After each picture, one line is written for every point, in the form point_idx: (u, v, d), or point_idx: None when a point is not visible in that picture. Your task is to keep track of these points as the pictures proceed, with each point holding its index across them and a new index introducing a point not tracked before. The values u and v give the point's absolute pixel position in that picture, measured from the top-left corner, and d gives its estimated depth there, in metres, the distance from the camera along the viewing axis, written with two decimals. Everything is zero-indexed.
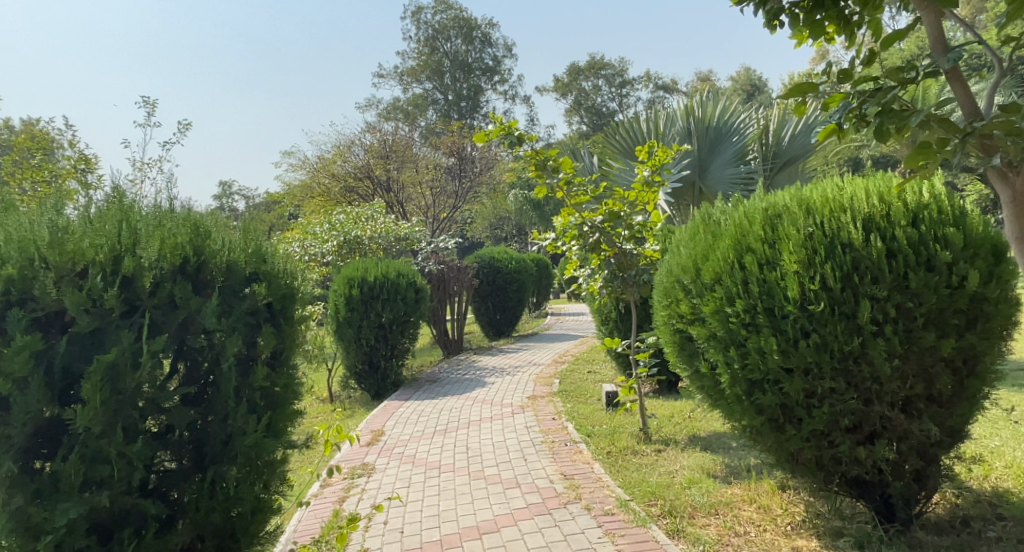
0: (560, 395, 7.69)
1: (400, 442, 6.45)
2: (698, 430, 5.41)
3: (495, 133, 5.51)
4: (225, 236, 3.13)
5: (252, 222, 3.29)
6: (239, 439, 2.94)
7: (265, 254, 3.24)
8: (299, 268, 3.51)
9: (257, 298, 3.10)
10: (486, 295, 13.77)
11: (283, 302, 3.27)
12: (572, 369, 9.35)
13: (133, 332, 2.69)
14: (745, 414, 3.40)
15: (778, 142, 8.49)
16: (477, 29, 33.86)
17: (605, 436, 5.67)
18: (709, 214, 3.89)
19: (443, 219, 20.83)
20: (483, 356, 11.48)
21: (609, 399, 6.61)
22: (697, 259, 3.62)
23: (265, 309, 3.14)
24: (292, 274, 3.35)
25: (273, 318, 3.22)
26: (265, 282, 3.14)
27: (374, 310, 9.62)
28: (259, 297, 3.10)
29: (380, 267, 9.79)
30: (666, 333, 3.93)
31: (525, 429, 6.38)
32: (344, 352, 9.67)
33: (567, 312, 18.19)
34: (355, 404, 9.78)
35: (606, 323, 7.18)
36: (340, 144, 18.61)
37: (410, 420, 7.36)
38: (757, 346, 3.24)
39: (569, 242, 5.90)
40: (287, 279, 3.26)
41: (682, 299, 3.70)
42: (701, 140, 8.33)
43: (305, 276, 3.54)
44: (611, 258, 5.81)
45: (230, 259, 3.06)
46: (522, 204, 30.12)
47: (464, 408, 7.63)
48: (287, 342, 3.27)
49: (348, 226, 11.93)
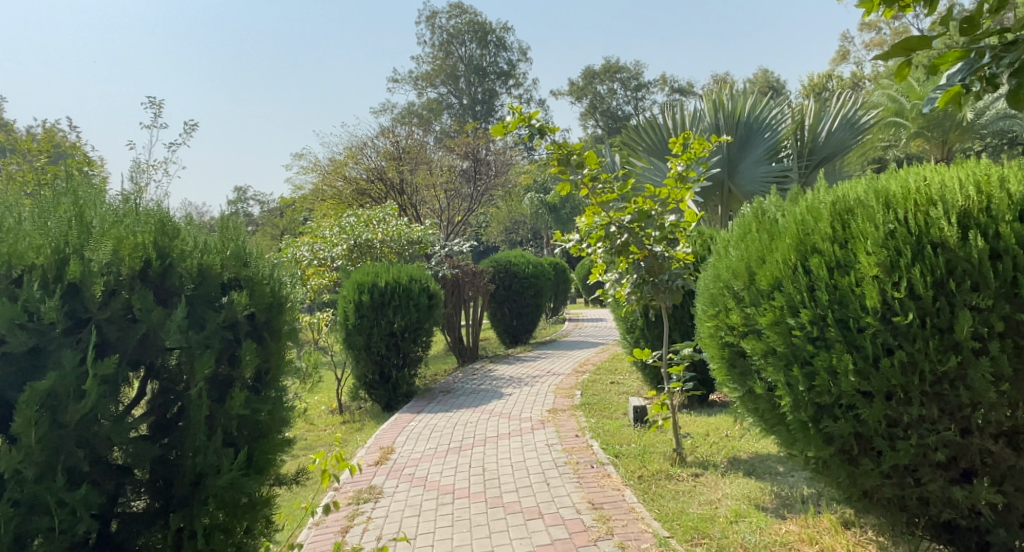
0: (583, 409, 7.16)
1: (411, 462, 5.97)
2: (738, 452, 4.88)
3: (514, 124, 5.02)
4: (197, 236, 2.69)
5: (231, 219, 2.84)
6: (211, 479, 2.51)
7: (246, 257, 2.80)
8: (290, 274, 3.06)
9: (235, 310, 2.65)
10: (502, 301, 13.33)
11: (270, 313, 2.82)
12: (594, 379, 8.80)
13: (80, 351, 2.24)
14: (811, 443, 2.90)
15: (814, 138, 7.95)
16: (492, 34, 33.57)
17: (635, 457, 5.17)
18: (763, 209, 3.38)
19: (458, 223, 20.39)
20: (500, 364, 10.97)
21: (638, 416, 6.11)
22: (751, 262, 3.12)
23: (245, 322, 2.70)
24: (279, 281, 2.90)
25: (256, 332, 2.77)
26: (245, 290, 2.70)
27: (385, 317, 9.14)
28: (238, 307, 2.65)
29: (392, 273, 9.33)
30: (713, 346, 3.44)
31: (546, 448, 5.87)
32: (354, 361, 9.24)
33: (586, 317, 17.67)
34: (365, 416, 9.33)
35: (632, 332, 6.72)
36: (352, 146, 18.25)
37: (423, 436, 6.90)
38: (827, 366, 2.74)
39: (594, 245, 5.39)
40: (271, 286, 2.81)
41: (733, 307, 3.20)
42: (731, 134, 7.78)
43: (296, 284, 3.08)
44: (641, 262, 5.30)
45: (202, 262, 2.61)
46: (537, 207, 29.68)
47: (480, 423, 7.13)
48: (273, 360, 2.82)
49: (358, 229, 11.46)
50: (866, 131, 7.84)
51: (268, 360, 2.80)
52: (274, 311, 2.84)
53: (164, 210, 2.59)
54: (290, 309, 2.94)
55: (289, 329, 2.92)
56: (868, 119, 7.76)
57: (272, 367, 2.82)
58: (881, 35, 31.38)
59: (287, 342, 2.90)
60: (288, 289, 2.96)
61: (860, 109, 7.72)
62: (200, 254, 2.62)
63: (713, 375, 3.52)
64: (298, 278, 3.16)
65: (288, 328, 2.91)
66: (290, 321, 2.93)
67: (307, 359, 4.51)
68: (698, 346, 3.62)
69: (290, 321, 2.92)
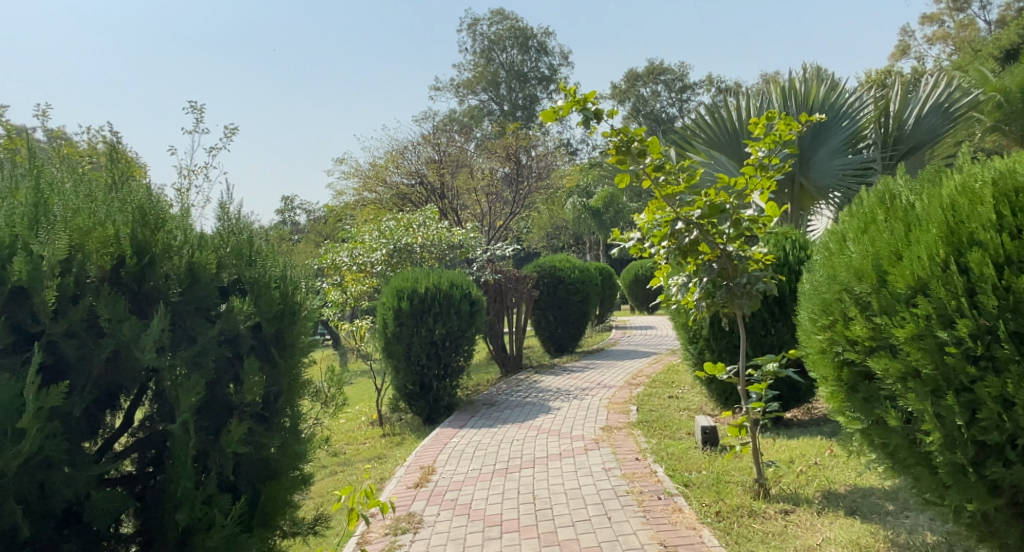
0: (641, 427, 6.52)
1: (453, 485, 5.40)
2: (832, 485, 4.35)
3: (567, 109, 4.43)
4: (184, 229, 2.45)
5: (232, 218, 2.65)
6: (200, 535, 2.22)
7: (244, 251, 2.61)
8: (300, 274, 2.85)
9: (236, 319, 2.42)
10: (547, 307, 12.72)
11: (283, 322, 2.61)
12: (649, 394, 8.14)
13: (18, 375, 1.99)
14: (967, 493, 2.29)
15: (899, 126, 7.28)
16: (533, 39, 33.17)
17: (708, 487, 4.60)
18: (887, 191, 2.73)
19: (500, 227, 19.82)
20: (545, 375, 10.37)
21: (708, 438, 5.51)
22: (881, 259, 2.47)
23: (248, 334, 2.46)
24: (290, 286, 2.69)
25: (264, 344, 2.55)
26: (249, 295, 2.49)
27: (426, 324, 8.63)
28: (239, 315, 2.44)
29: (433, 278, 8.81)
30: (823, 365, 2.81)
31: (603, 473, 5.25)
32: (393, 372, 8.74)
33: (634, 325, 17.00)
34: (405, 429, 8.85)
35: (696, 341, 6.39)
36: (392, 151, 17.93)
37: (465, 455, 6.32)
38: (998, 395, 2.12)
39: (657, 245, 4.73)
40: (278, 293, 2.60)
41: (855, 316, 2.56)
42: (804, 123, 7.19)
43: (310, 286, 2.88)
44: (713, 263, 4.67)
45: (192, 260, 2.40)
46: (580, 211, 29.02)
47: (528, 441, 6.52)
48: (282, 381, 2.57)
49: (398, 234, 10.97)
50: (959, 118, 7.16)
51: (275, 379, 2.55)
52: (286, 318, 2.63)
53: (144, 197, 2.35)
54: (305, 316, 2.73)
55: (304, 340, 2.70)
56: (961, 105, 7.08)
57: (281, 390, 2.57)
58: (944, 28, 30.19)
59: (297, 356, 2.66)
60: (301, 293, 2.76)
61: (952, 94, 7.05)
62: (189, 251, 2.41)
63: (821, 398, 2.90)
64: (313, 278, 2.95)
65: (302, 339, 2.69)
66: (306, 331, 2.73)
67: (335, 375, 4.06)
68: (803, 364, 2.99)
69: (308, 329, 2.73)
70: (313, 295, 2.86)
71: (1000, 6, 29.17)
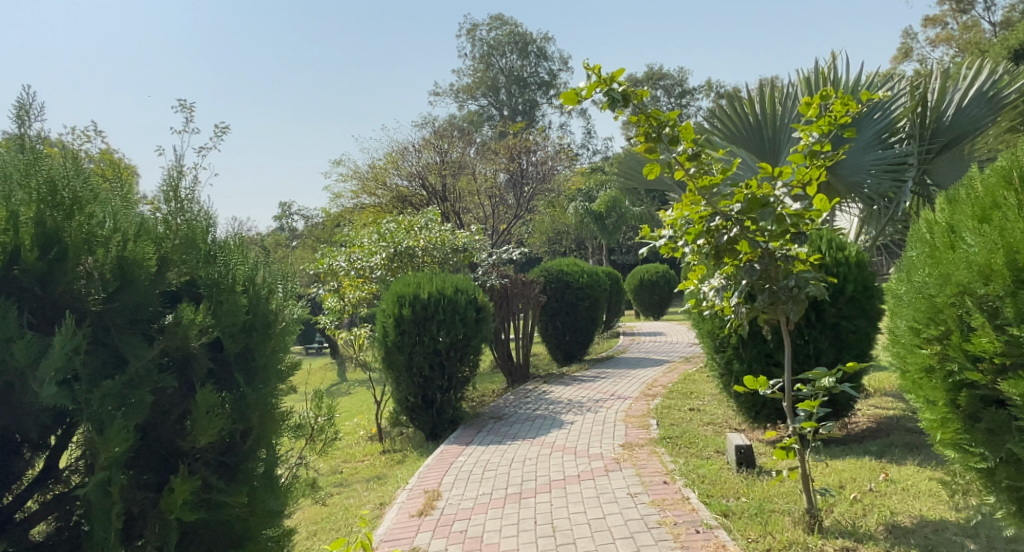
0: (665, 445, 6.00)
1: (461, 514, 4.91)
2: (895, 517, 3.90)
3: (590, 90, 3.91)
4: (112, 215, 2.42)
5: (173, 207, 2.63)
6: None
7: (194, 245, 2.62)
8: (265, 277, 2.88)
9: (185, 335, 2.46)
10: (554, 313, 12.22)
11: (255, 333, 2.67)
12: (668, 405, 7.63)
13: None
14: None
15: (938, 116, 6.78)
16: (532, 44, 32.72)
17: (752, 519, 4.12)
18: (1003, 171, 2.83)
19: (504, 230, 19.30)
20: (555, 385, 9.84)
21: (743, 459, 4.99)
22: (1016, 253, 2.59)
23: (202, 354, 2.51)
24: (258, 294, 2.74)
25: (237, 360, 2.62)
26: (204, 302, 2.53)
27: (429, 332, 8.09)
28: (188, 321, 2.46)
29: (436, 283, 8.31)
30: (939, 390, 2.98)
31: (629, 500, 4.74)
32: (394, 384, 8.20)
33: (642, 331, 16.47)
34: (407, 445, 8.36)
35: (723, 351, 5.96)
36: (392, 152, 17.42)
37: (473, 476, 5.81)
38: None
39: (691, 244, 4.19)
40: (235, 307, 2.60)
41: (983, 325, 2.71)
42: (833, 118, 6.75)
43: (279, 289, 2.93)
44: (754, 264, 4.12)
45: (122, 254, 2.38)
46: (583, 216, 28.45)
47: (542, 461, 5.97)
48: (254, 420, 2.62)
49: (398, 236, 10.43)
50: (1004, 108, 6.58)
51: (246, 415, 2.60)
52: (262, 332, 2.71)
53: (59, 179, 2.32)
54: (278, 331, 2.80)
55: (281, 362, 2.80)
56: (1008, 93, 6.50)
57: (253, 431, 2.62)
58: (947, 31, 29.81)
59: (275, 378, 2.75)
60: (269, 303, 2.80)
61: (997, 80, 6.50)
62: (124, 244, 2.39)
63: (928, 421, 3.11)
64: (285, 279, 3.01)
65: (283, 358, 2.81)
66: (286, 349, 2.84)
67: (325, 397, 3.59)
68: (909, 378, 3.16)
69: (283, 343, 2.83)
70: (284, 303, 2.91)
71: (1005, 7, 28.87)
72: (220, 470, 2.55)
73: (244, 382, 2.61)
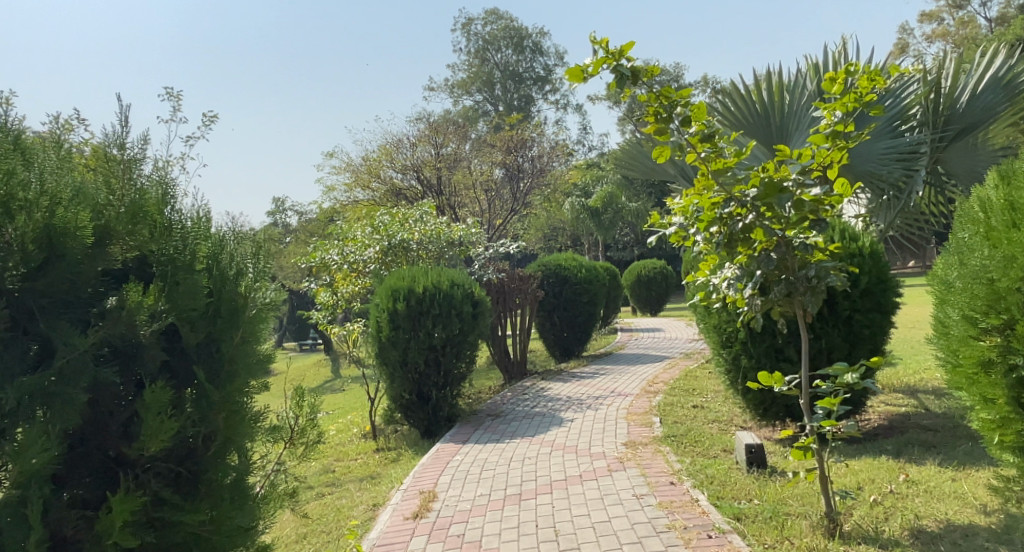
0: (670, 443, 5.77)
1: (456, 517, 4.67)
2: (920, 521, 3.67)
3: (597, 66, 3.65)
4: (43, 175, 2.26)
5: (115, 171, 2.47)
6: None
7: (141, 215, 2.46)
8: (233, 256, 2.74)
9: (133, 319, 2.30)
10: (552, 309, 11.99)
11: (220, 319, 2.56)
12: (671, 402, 7.40)
13: None
14: None
15: (952, 104, 6.54)
16: (528, 39, 32.39)
17: (766, 523, 3.88)
18: None
19: (500, 225, 19.05)
20: (554, 381, 9.61)
21: (753, 459, 4.75)
22: None
23: (153, 345, 2.38)
24: (219, 273, 2.60)
25: (201, 350, 2.52)
26: (156, 283, 2.39)
27: (424, 327, 7.85)
28: (131, 299, 2.30)
29: (431, 277, 8.06)
30: (997, 374, 3.18)
31: (635, 502, 4.50)
32: (388, 380, 7.93)
33: (640, 327, 16.25)
34: (401, 443, 8.12)
35: (731, 346, 5.73)
36: (386, 145, 17.13)
37: (470, 476, 5.57)
38: None
39: (703, 232, 3.96)
40: (190, 287, 2.45)
41: None
42: None
43: (251, 268, 2.79)
44: (771, 254, 3.90)
45: (55, 222, 2.22)
46: (579, 212, 28.19)
47: (542, 460, 5.73)
48: (219, 422, 2.53)
49: (393, 228, 10.16)
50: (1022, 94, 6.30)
51: (211, 414, 2.50)
52: (228, 317, 2.59)
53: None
54: (249, 314, 2.67)
55: (258, 356, 2.70)
56: None
57: (218, 434, 2.53)
58: (944, 26, 29.65)
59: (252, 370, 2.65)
60: (238, 284, 2.67)
61: (1013, 66, 6.26)
62: (52, 208, 2.22)
63: (981, 403, 3.31)
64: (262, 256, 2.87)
65: (257, 347, 2.69)
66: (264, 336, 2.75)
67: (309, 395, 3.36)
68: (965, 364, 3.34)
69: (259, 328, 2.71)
70: (256, 284, 2.77)
71: (1003, 3, 28.73)
72: (173, 480, 2.44)
73: (207, 381, 2.49)
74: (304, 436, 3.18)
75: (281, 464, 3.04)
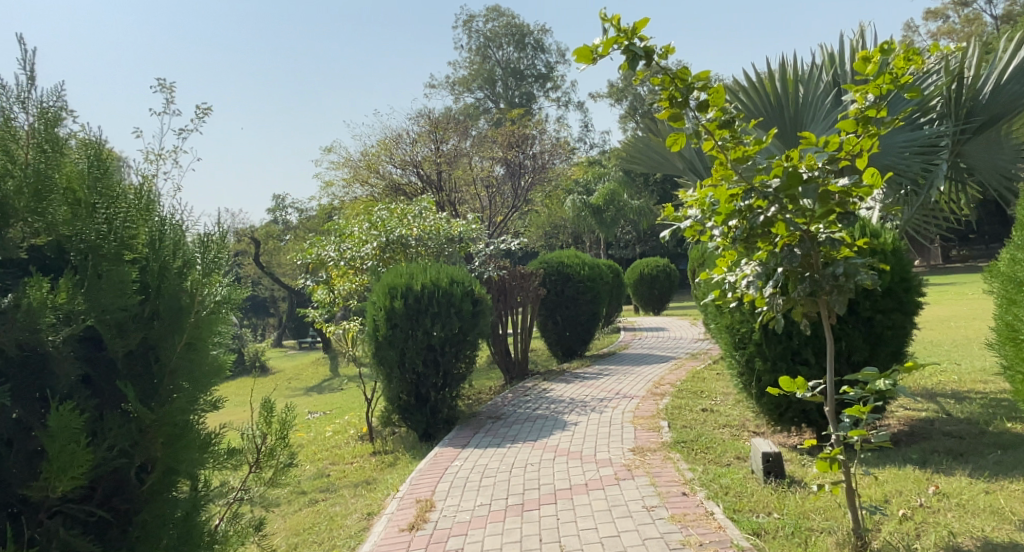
0: (679, 450, 5.49)
1: (455, 529, 4.38)
2: (956, 538, 3.38)
3: (608, 47, 3.37)
4: None
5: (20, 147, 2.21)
6: None
7: (48, 194, 2.20)
8: (179, 246, 2.52)
9: (38, 318, 2.03)
10: (553, 307, 11.71)
11: (158, 321, 2.35)
12: (678, 405, 7.12)
13: None
14: None
15: (974, 94, 6.25)
16: (530, 36, 32.07)
17: (787, 540, 3.61)
18: None
19: (501, 222, 18.77)
20: (557, 382, 9.33)
21: (771, 468, 4.48)
22: None
23: (63, 354, 2.12)
24: (153, 267, 2.38)
25: (136, 357, 2.30)
26: (71, 279, 2.13)
27: (422, 326, 7.56)
28: (32, 294, 2.03)
29: (430, 274, 7.79)
30: None
31: (646, 515, 4.23)
32: (385, 381, 7.66)
33: (643, 327, 15.97)
34: (399, 446, 7.86)
35: (744, 347, 5.46)
36: (386, 139, 16.88)
37: (468, 483, 5.30)
38: None
39: (721, 226, 3.67)
40: (112, 281, 2.19)
41: None
42: None
43: (200, 259, 2.57)
44: (794, 249, 3.61)
45: None
46: (580, 210, 27.84)
47: (545, 466, 5.47)
48: (157, 450, 2.29)
49: (391, 224, 9.89)
50: None
51: (147, 437, 2.27)
52: (168, 320, 2.37)
53: None
54: (196, 313, 2.45)
55: (208, 362, 2.48)
56: None
57: (156, 464, 2.30)
58: (949, 24, 29.36)
59: (200, 374, 2.43)
60: (181, 280, 2.46)
61: None
62: None
63: None
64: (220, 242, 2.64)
65: (206, 353, 2.46)
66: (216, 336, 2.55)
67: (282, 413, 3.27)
68: None
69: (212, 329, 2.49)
70: (205, 280, 2.54)
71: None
72: (94, 527, 2.22)
73: (139, 395, 2.26)
74: (272, 458, 3.08)
75: (243, 495, 3.06)
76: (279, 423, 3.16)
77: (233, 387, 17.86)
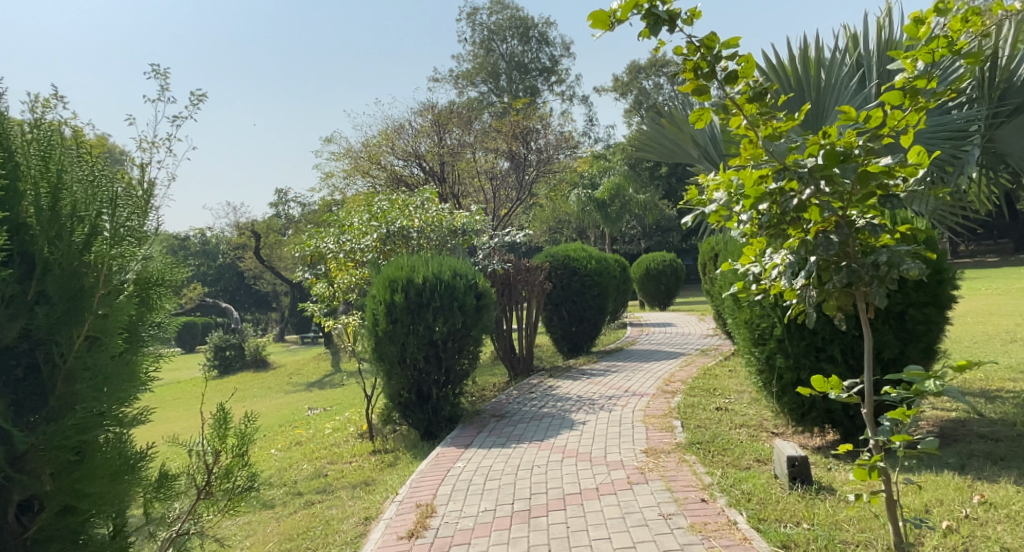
0: (695, 452, 5.18)
1: (458, 537, 4.08)
2: None
3: (627, 11, 3.04)
4: None
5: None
6: None
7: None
8: (86, 213, 2.55)
9: None
10: (559, 302, 11.39)
11: (44, 308, 2.38)
12: (690, 403, 6.81)
13: None
14: None
15: (1008, 76, 5.91)
16: (534, 29, 31.66)
17: None
18: None
19: (506, 216, 18.44)
20: (562, 379, 9.02)
21: (797, 473, 4.18)
22: None
23: None
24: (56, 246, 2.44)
25: (21, 354, 2.36)
26: None
27: (424, 321, 7.25)
28: None
29: (432, 267, 7.48)
30: None
31: (662, 523, 3.92)
32: (385, 377, 7.36)
33: (650, 322, 15.66)
34: (399, 445, 7.56)
35: (765, 343, 5.14)
36: (387, 130, 16.57)
37: (470, 486, 5.00)
38: None
39: (748, 212, 3.36)
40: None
41: None
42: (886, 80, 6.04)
43: (110, 232, 2.60)
44: (830, 236, 3.29)
45: None
46: (585, 204, 27.49)
47: (553, 469, 5.16)
48: (44, 478, 2.36)
49: (392, 215, 9.58)
50: None
51: (29, 469, 2.33)
52: (63, 307, 2.42)
53: None
54: (101, 295, 2.52)
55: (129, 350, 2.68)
56: None
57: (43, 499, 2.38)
58: None
59: (132, 353, 2.68)
60: (83, 254, 2.51)
61: None
62: None
63: None
64: (141, 219, 2.76)
65: (112, 348, 2.53)
66: (154, 316, 2.86)
67: (240, 424, 3.25)
68: None
69: (141, 311, 2.78)
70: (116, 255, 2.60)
71: None
72: None
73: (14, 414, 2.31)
74: (227, 479, 3.08)
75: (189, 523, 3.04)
76: (235, 436, 3.15)
77: (233, 383, 17.57)
